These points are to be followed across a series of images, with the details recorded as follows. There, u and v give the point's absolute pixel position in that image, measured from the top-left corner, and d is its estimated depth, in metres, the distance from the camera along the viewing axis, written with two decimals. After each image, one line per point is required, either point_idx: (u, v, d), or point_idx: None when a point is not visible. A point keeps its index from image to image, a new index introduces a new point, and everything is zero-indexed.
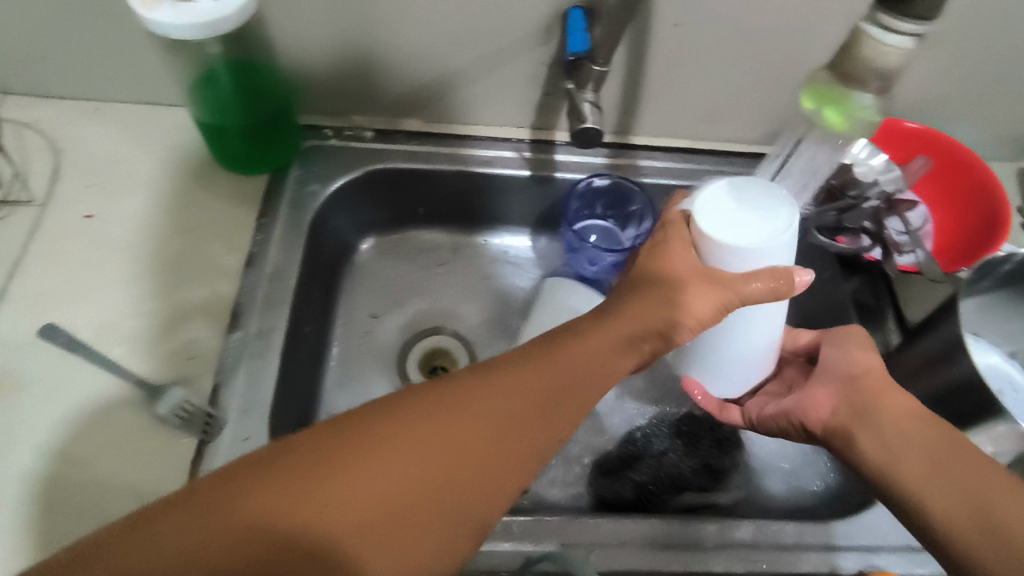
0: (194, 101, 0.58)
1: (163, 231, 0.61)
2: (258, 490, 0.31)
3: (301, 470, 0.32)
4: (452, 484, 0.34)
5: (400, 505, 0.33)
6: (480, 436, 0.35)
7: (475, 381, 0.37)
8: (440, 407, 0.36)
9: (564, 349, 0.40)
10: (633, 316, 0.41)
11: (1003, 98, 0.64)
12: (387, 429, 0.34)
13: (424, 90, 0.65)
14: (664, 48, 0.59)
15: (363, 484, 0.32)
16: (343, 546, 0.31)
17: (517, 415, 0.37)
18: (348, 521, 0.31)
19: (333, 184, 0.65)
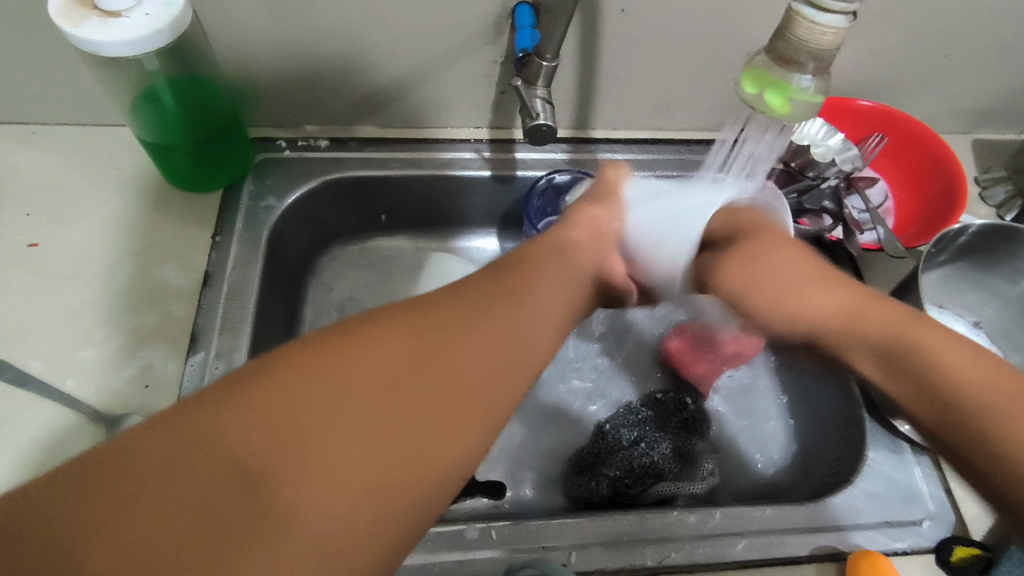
0: (135, 119, 0.57)
1: (111, 255, 0.59)
2: (219, 424, 0.25)
3: (294, 375, 0.28)
4: (465, 388, 0.31)
5: (412, 409, 0.29)
6: (484, 342, 0.33)
7: (442, 299, 0.35)
8: (432, 315, 0.33)
9: (536, 273, 0.39)
10: (558, 255, 0.42)
11: (950, 71, 0.65)
12: (361, 339, 0.30)
13: (376, 95, 0.63)
14: (614, 41, 0.59)
15: (368, 388, 0.29)
16: (344, 458, 0.26)
17: (497, 319, 0.35)
18: (359, 425, 0.27)
19: (289, 197, 0.63)
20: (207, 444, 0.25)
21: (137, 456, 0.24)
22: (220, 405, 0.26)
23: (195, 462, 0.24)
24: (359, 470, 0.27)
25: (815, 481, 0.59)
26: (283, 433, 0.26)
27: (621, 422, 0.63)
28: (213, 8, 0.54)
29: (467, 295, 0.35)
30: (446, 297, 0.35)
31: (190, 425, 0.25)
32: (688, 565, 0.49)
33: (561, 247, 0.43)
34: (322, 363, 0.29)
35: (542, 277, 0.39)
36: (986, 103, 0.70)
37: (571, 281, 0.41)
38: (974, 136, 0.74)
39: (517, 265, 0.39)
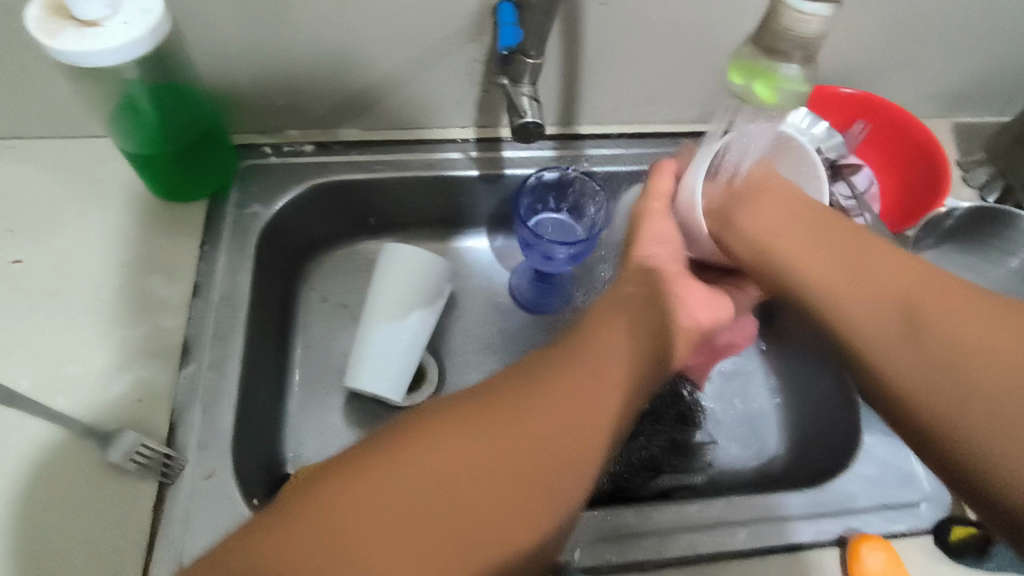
0: (116, 129, 0.56)
1: (96, 269, 0.58)
2: (318, 528, 0.33)
3: (355, 502, 0.33)
4: (502, 499, 0.35)
5: (452, 524, 0.34)
6: (528, 443, 0.37)
7: (506, 390, 0.40)
8: (479, 422, 0.37)
9: (583, 363, 0.41)
10: (625, 328, 0.43)
11: (929, 56, 0.66)
12: (433, 441, 0.36)
13: (360, 97, 0.63)
14: (597, 35, 0.59)
15: (416, 506, 0.34)
16: (414, 555, 0.33)
17: (552, 412, 0.38)
18: (406, 547, 0.33)
19: (276, 204, 0.63)
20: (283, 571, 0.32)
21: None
22: (295, 532, 0.33)
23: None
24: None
25: (812, 466, 0.60)
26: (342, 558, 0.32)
27: None
28: (191, 15, 0.53)
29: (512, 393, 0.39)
30: (495, 400, 0.39)
31: (273, 550, 0.32)
32: (690, 557, 0.49)
33: (610, 321, 0.43)
34: (379, 486, 0.34)
35: (587, 369, 0.40)
36: (964, 87, 0.71)
37: (622, 367, 0.41)
38: (953, 119, 0.75)
39: (564, 355, 0.41)
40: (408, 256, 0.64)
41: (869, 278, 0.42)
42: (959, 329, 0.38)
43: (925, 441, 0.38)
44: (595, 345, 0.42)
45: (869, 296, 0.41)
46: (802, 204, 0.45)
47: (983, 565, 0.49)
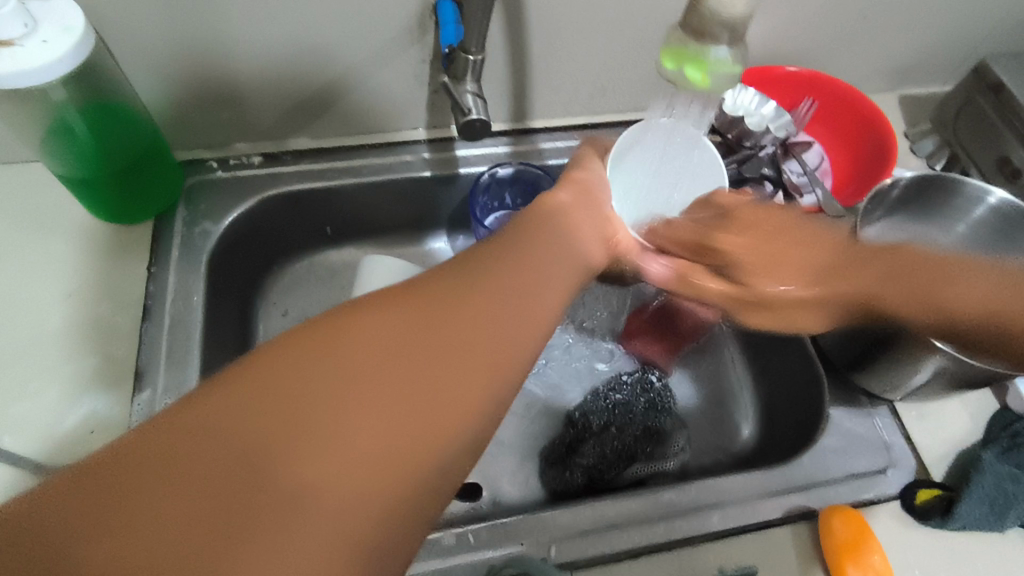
0: (49, 153, 0.54)
1: (40, 300, 0.56)
2: (234, 406, 0.27)
3: (291, 383, 0.28)
4: (459, 387, 0.31)
5: (408, 410, 0.30)
6: (475, 329, 0.34)
7: (449, 276, 0.36)
8: (429, 304, 0.34)
9: (523, 254, 0.39)
10: (553, 235, 0.41)
11: (870, 31, 0.67)
12: (373, 318, 0.32)
13: (306, 105, 0.62)
14: (542, 29, 0.58)
15: (369, 366, 0.30)
16: (349, 432, 0.28)
17: (498, 297, 0.36)
18: (357, 419, 0.29)
19: (225, 219, 0.61)
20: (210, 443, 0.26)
21: (151, 446, 0.26)
22: (222, 396, 0.28)
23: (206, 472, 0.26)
24: (367, 449, 0.28)
25: (784, 445, 0.59)
26: (284, 438, 0.27)
27: (589, 407, 0.63)
28: (118, 31, 0.51)
29: (455, 280, 0.36)
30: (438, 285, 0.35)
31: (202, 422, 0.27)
32: (668, 543, 0.49)
33: (549, 219, 0.42)
34: (317, 360, 0.29)
35: (535, 263, 0.39)
36: (909, 60, 0.72)
37: (566, 260, 0.41)
38: (900, 93, 0.77)
39: (524, 240, 0.40)
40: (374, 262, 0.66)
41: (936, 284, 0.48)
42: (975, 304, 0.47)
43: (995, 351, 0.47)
44: (541, 247, 0.40)
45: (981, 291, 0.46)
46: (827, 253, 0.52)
47: (949, 525, 0.50)
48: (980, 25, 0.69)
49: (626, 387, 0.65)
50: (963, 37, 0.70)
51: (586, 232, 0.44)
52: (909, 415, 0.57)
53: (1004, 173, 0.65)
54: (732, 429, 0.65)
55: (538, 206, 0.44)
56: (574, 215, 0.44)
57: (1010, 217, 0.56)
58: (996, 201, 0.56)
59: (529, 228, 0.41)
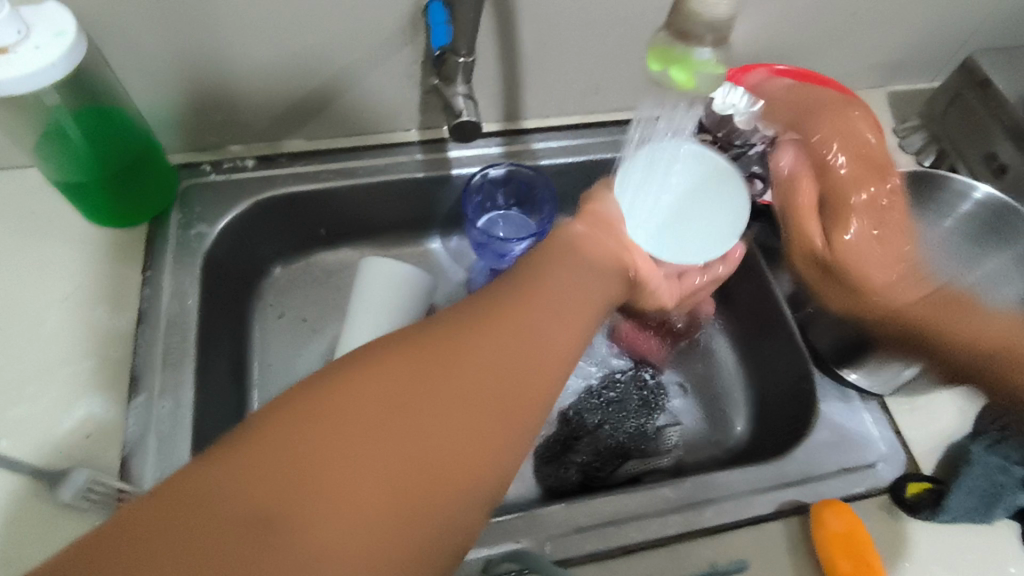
0: (44, 158, 0.54)
1: (36, 305, 0.56)
2: (231, 477, 0.27)
3: (280, 461, 0.28)
4: (455, 453, 0.31)
5: (411, 472, 0.29)
6: (477, 381, 0.33)
7: (453, 324, 0.35)
8: (422, 362, 0.33)
9: (520, 298, 0.38)
10: (569, 271, 0.41)
11: (859, 28, 0.67)
12: (372, 373, 0.31)
13: (299, 107, 0.62)
14: (531, 29, 0.59)
15: (367, 426, 0.29)
16: (349, 503, 0.28)
17: (503, 343, 0.35)
18: (355, 486, 0.28)
19: (220, 222, 0.61)
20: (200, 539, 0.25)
21: (143, 529, 0.26)
22: (221, 464, 0.27)
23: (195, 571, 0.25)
24: (366, 517, 0.28)
25: (777, 438, 0.60)
26: (274, 526, 0.26)
27: (585, 406, 0.63)
28: (110, 35, 0.52)
29: (450, 334, 0.35)
30: (433, 341, 0.34)
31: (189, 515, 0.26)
32: (663, 538, 0.50)
33: (560, 257, 0.42)
34: (305, 434, 0.28)
35: (535, 304, 0.38)
36: (897, 57, 0.72)
37: (568, 298, 0.39)
38: (889, 90, 0.77)
39: (532, 280, 0.39)
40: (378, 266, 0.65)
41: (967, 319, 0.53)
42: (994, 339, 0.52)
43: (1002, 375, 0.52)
44: (550, 285, 0.39)
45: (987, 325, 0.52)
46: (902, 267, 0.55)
47: (940, 518, 0.51)
48: (967, 22, 0.70)
49: (620, 385, 0.65)
50: (950, 34, 0.71)
51: (599, 259, 0.43)
52: (900, 408, 0.57)
53: (991, 169, 0.66)
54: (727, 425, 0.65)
55: (543, 247, 0.43)
56: (585, 248, 0.44)
57: (996, 212, 0.56)
58: (981, 196, 0.57)
59: (541, 265, 0.41)
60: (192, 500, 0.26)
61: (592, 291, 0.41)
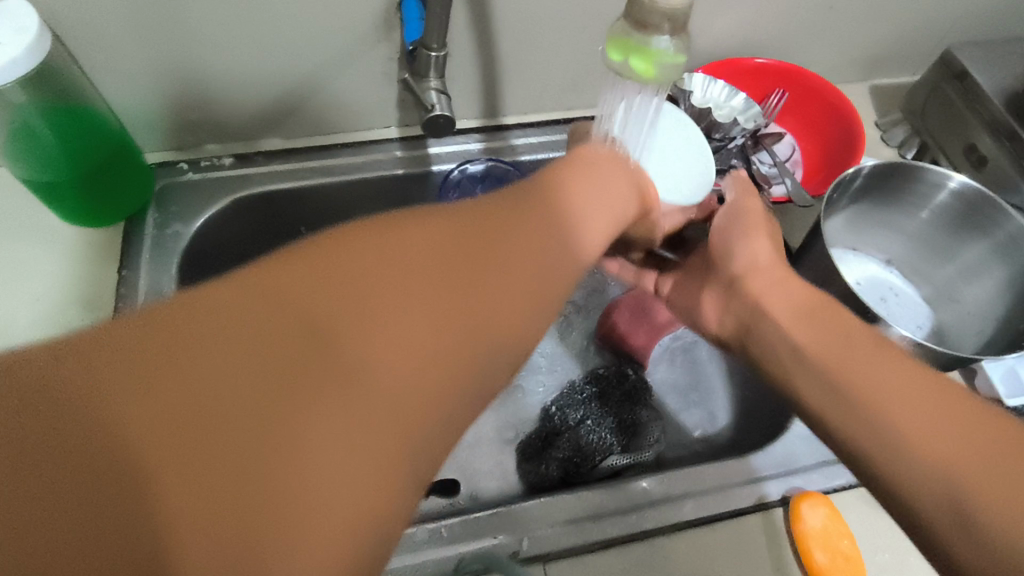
0: (14, 158, 0.54)
1: (10, 305, 0.56)
2: (304, 283, 0.29)
3: (315, 299, 0.28)
4: (497, 305, 0.33)
5: (460, 312, 0.32)
6: (517, 248, 0.36)
7: (494, 201, 0.38)
8: (443, 236, 0.34)
9: (529, 197, 0.39)
10: (590, 176, 0.44)
11: (837, 22, 0.67)
12: (425, 226, 0.34)
13: (275, 104, 0.62)
14: (506, 25, 0.59)
15: (424, 267, 0.32)
16: (410, 325, 0.30)
17: (538, 223, 0.38)
18: (416, 312, 0.30)
19: (197, 221, 0.61)
20: (243, 359, 0.25)
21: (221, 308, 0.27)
22: (293, 272, 0.29)
23: (240, 383, 0.25)
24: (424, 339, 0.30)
25: (759, 431, 0.61)
26: (311, 356, 0.27)
27: (567, 402, 0.64)
28: (79, 33, 0.51)
29: (465, 216, 0.36)
30: (451, 221, 0.35)
31: (233, 336, 0.26)
32: (640, 533, 0.50)
33: (584, 165, 0.45)
34: (339, 280, 0.30)
35: (559, 198, 0.41)
36: (877, 50, 0.72)
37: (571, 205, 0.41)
38: (871, 83, 0.77)
39: (560, 176, 0.43)
40: None
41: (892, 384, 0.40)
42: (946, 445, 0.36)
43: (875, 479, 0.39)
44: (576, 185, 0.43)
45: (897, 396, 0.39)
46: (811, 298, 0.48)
47: None
48: (947, 13, 0.69)
49: (603, 379, 0.65)
50: (931, 27, 0.71)
51: (601, 199, 0.43)
52: None
53: (971, 160, 0.66)
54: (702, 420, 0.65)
55: (550, 169, 0.44)
56: (587, 175, 0.44)
57: (971, 202, 0.56)
58: (956, 185, 0.56)
59: (568, 168, 0.44)
60: (268, 293, 0.28)
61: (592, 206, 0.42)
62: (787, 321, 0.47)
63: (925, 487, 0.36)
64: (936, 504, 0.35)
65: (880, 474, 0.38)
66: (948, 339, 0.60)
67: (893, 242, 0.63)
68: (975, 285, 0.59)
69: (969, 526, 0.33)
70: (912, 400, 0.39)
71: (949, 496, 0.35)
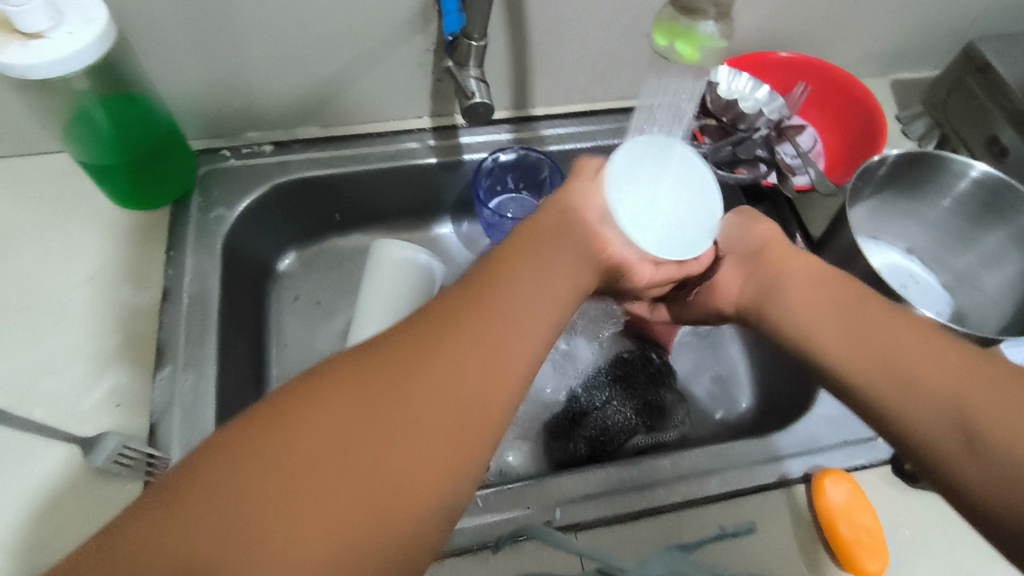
0: (70, 141, 0.56)
1: (64, 283, 0.58)
2: (194, 513, 0.29)
3: (211, 523, 0.29)
4: (414, 462, 0.33)
5: (368, 482, 0.31)
6: (435, 390, 0.35)
7: (410, 336, 0.37)
8: (346, 405, 0.33)
9: (514, 276, 0.41)
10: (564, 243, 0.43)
11: (862, 17, 0.69)
12: (326, 398, 0.33)
13: (314, 94, 0.64)
14: (540, 18, 0.61)
15: (324, 446, 0.32)
16: (310, 519, 0.30)
17: (462, 351, 0.36)
18: (318, 501, 0.30)
19: (239, 206, 0.63)
20: (220, 488, 0.30)
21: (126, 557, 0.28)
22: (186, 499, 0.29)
23: (214, 513, 0.29)
24: (330, 528, 0.30)
25: (779, 415, 0.63)
26: (225, 539, 0.28)
27: (592, 384, 0.65)
28: (136, 25, 0.54)
29: (446, 316, 0.38)
30: (388, 342, 0.37)
31: (216, 468, 0.30)
32: (667, 505, 0.52)
33: (550, 231, 0.44)
34: (231, 492, 0.30)
35: (496, 303, 0.39)
36: (899, 45, 0.74)
37: (552, 285, 0.42)
38: (891, 78, 0.79)
39: (497, 277, 0.41)
40: (404, 250, 0.67)
41: (913, 344, 0.41)
42: (966, 396, 0.38)
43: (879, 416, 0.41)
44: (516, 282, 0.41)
45: (919, 355, 0.41)
46: (828, 268, 0.48)
47: None
48: (969, 10, 0.71)
49: (627, 363, 0.66)
50: (953, 23, 0.72)
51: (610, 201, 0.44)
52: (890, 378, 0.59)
53: (991, 152, 0.67)
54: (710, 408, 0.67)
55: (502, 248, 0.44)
56: (573, 225, 0.44)
57: (994, 189, 0.57)
58: (978, 174, 0.57)
59: (527, 238, 0.44)
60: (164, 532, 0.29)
61: (570, 275, 0.43)
62: (800, 285, 0.47)
63: (941, 436, 0.38)
64: (943, 428, 0.38)
65: (909, 431, 0.40)
66: (968, 322, 0.61)
67: (917, 230, 0.64)
68: (995, 272, 0.60)
69: (978, 444, 0.36)
70: (917, 339, 0.41)
71: (957, 420, 0.38)
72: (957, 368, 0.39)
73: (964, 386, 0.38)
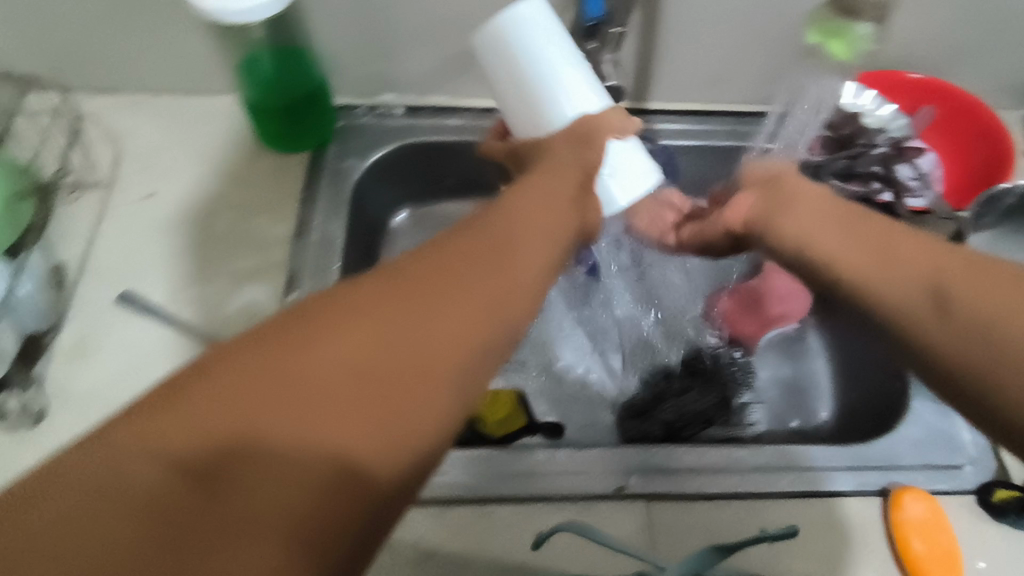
0: (243, 81, 0.63)
1: (214, 206, 0.66)
2: (200, 398, 0.27)
3: (220, 406, 0.27)
4: (437, 358, 0.31)
5: (394, 379, 0.29)
6: (464, 297, 0.33)
7: (436, 252, 0.35)
8: (371, 303, 0.31)
9: (534, 225, 0.40)
10: (551, 199, 0.43)
11: (1008, 43, 0.67)
12: (349, 296, 0.32)
13: (448, 63, 0.68)
14: (676, 11, 0.63)
15: (345, 337, 0.30)
16: (329, 406, 0.28)
17: (484, 267, 0.35)
18: (338, 391, 0.28)
19: (369, 158, 0.69)
20: (247, 366, 0.28)
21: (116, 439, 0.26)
22: (193, 384, 0.27)
23: (238, 390, 0.27)
24: (350, 419, 0.28)
25: (862, 430, 0.63)
26: (233, 424, 0.26)
27: (671, 371, 0.67)
28: None
29: (475, 237, 0.37)
30: (413, 255, 0.35)
31: (243, 350, 0.29)
32: (737, 495, 0.53)
33: (547, 184, 0.43)
34: (246, 374, 0.28)
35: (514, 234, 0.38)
36: None
37: (557, 239, 0.41)
38: None
39: (507, 213, 0.40)
40: None
41: (890, 236, 0.42)
42: (931, 267, 0.38)
43: (844, 298, 0.42)
44: (525, 222, 0.40)
45: (894, 242, 0.41)
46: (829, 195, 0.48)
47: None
48: None
49: (710, 357, 0.68)
50: None
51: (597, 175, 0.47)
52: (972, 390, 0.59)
53: None
54: (785, 414, 0.67)
55: (512, 191, 0.43)
56: (554, 185, 0.43)
57: None
58: None
59: (519, 191, 0.42)
60: (161, 414, 0.26)
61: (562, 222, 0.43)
62: (803, 201, 0.47)
63: (906, 296, 0.38)
64: (912, 294, 0.38)
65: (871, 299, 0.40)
66: None
67: None
68: None
69: (946, 303, 0.36)
70: (909, 238, 0.41)
71: (933, 293, 0.37)
72: (930, 251, 0.39)
73: (932, 260, 0.38)
